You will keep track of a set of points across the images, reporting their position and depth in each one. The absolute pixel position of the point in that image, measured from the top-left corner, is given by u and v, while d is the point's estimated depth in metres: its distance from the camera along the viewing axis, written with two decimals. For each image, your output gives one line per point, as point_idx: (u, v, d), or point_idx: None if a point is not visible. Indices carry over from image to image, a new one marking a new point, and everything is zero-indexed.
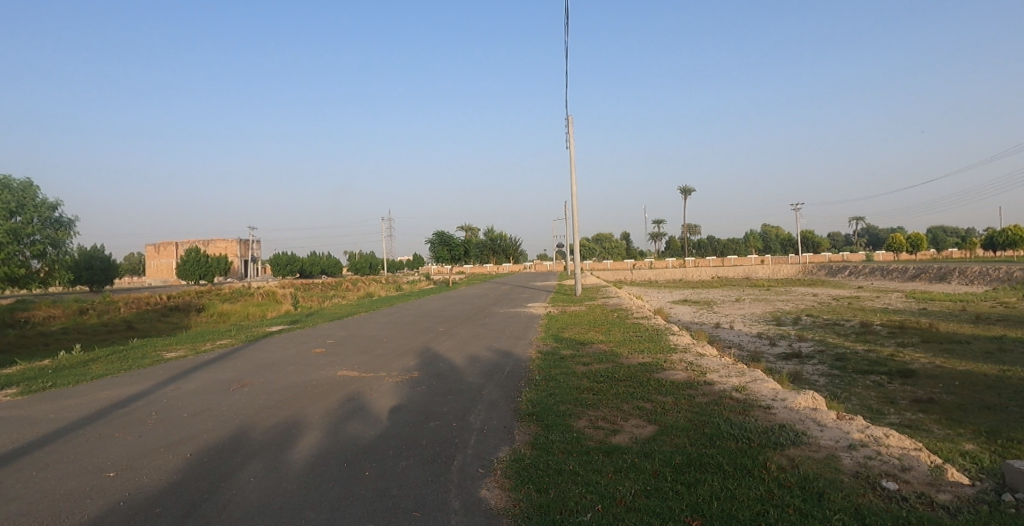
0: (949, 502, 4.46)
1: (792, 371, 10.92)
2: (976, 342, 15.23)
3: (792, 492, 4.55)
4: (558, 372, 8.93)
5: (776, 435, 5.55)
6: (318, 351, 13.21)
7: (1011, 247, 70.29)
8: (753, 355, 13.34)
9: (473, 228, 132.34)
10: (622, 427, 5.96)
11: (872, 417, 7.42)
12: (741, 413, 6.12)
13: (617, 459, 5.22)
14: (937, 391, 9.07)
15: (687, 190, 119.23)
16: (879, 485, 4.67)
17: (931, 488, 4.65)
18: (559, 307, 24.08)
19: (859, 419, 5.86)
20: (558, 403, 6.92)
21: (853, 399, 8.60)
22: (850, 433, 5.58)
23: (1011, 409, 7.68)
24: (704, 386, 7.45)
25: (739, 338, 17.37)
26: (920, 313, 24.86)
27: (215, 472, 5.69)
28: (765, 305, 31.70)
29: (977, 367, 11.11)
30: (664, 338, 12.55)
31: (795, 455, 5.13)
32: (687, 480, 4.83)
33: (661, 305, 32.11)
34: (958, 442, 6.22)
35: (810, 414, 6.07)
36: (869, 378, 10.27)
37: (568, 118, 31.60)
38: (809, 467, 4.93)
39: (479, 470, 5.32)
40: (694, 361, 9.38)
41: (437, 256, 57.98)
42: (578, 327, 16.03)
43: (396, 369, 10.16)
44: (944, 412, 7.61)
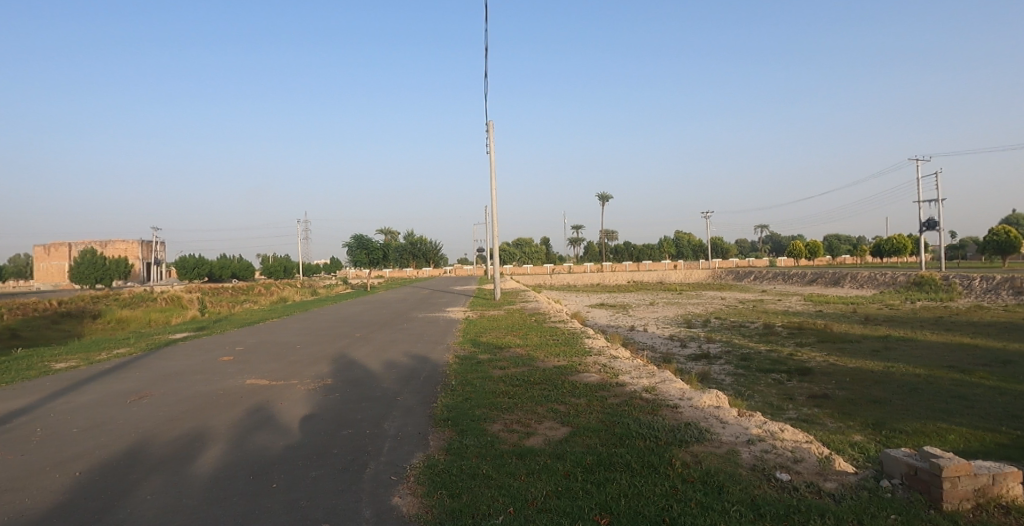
0: (833, 490, 4.93)
1: (701, 371, 11.38)
2: (865, 341, 16.53)
3: (694, 486, 4.87)
4: (475, 377, 8.82)
5: (681, 432, 5.67)
6: (226, 360, 12.42)
7: (895, 255, 76.72)
8: (664, 356, 13.83)
9: (393, 231, 131.16)
10: (535, 429, 5.85)
11: (773, 413, 7.77)
12: (651, 412, 6.20)
13: (530, 462, 5.23)
14: (830, 386, 9.70)
15: (605, 198, 122.75)
16: (773, 477, 5.05)
17: (819, 477, 5.05)
18: (479, 312, 23.98)
19: (759, 414, 6.02)
20: (473, 406, 6.75)
21: (756, 396, 9.00)
22: (750, 429, 5.75)
23: (895, 401, 8.29)
24: (616, 387, 7.53)
25: (653, 340, 18.12)
26: (815, 315, 26.80)
27: (108, 490, 5.27)
28: (677, 309, 33.13)
29: (865, 364, 12.02)
30: (580, 341, 12.76)
31: (698, 451, 5.32)
32: (596, 479, 4.97)
33: (578, 309, 33.02)
34: (848, 434, 6.50)
35: (714, 412, 6.22)
36: (771, 376, 10.88)
37: (490, 122, 31.14)
38: (711, 462, 5.17)
39: (392, 478, 5.18)
40: (608, 363, 9.56)
41: (355, 260, 56.50)
42: (497, 331, 16.05)
43: (308, 377, 9.74)
44: (834, 406, 8.09)
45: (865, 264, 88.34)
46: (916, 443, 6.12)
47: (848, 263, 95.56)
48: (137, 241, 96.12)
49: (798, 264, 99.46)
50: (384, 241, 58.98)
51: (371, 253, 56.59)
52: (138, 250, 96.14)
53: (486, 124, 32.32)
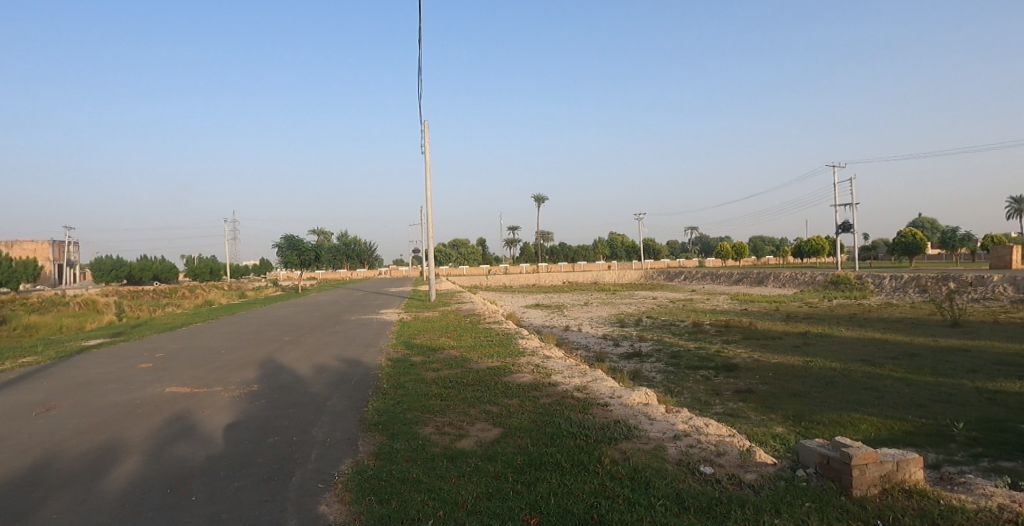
0: (753, 481, 5.14)
1: (633, 369, 11.64)
2: (786, 337, 17.43)
3: (622, 482, 4.96)
4: (408, 379, 8.67)
5: (611, 430, 5.78)
6: (145, 367, 11.72)
7: (813, 255, 81.07)
8: (598, 355, 14.07)
9: (325, 234, 128.23)
10: (467, 430, 5.83)
11: (701, 408, 8.00)
12: (582, 411, 6.26)
13: (461, 464, 5.20)
14: (754, 381, 10.13)
15: (539, 200, 123.09)
16: (697, 470, 5.21)
17: (740, 469, 5.24)
18: (414, 314, 23.69)
19: (685, 409, 6.20)
20: (405, 410, 6.65)
21: (685, 393, 9.27)
22: (677, 424, 5.91)
23: (813, 394, 8.73)
24: (549, 387, 7.59)
25: (587, 339, 18.43)
26: (742, 313, 28.08)
27: (7, 511, 4.88)
28: (611, 308, 34.01)
29: (786, 359, 12.66)
30: (514, 342, 12.77)
31: (627, 448, 5.44)
32: (527, 479, 4.99)
33: (511, 309, 33.06)
34: (770, 427, 6.78)
35: (642, 409, 6.35)
36: (699, 373, 11.27)
37: (422, 122, 29.84)
38: (638, 459, 5.29)
39: (319, 486, 5.02)
40: (541, 363, 9.62)
41: (285, 261, 54.71)
42: (431, 332, 15.89)
43: (233, 384, 9.34)
44: (757, 401, 8.44)
45: (791, 264, 93.34)
46: (831, 433, 6.46)
47: (776, 263, 100.73)
48: (47, 241, 89.95)
49: (729, 264, 103.99)
50: (316, 241, 57.39)
51: (302, 254, 55.00)
52: (49, 250, 89.93)
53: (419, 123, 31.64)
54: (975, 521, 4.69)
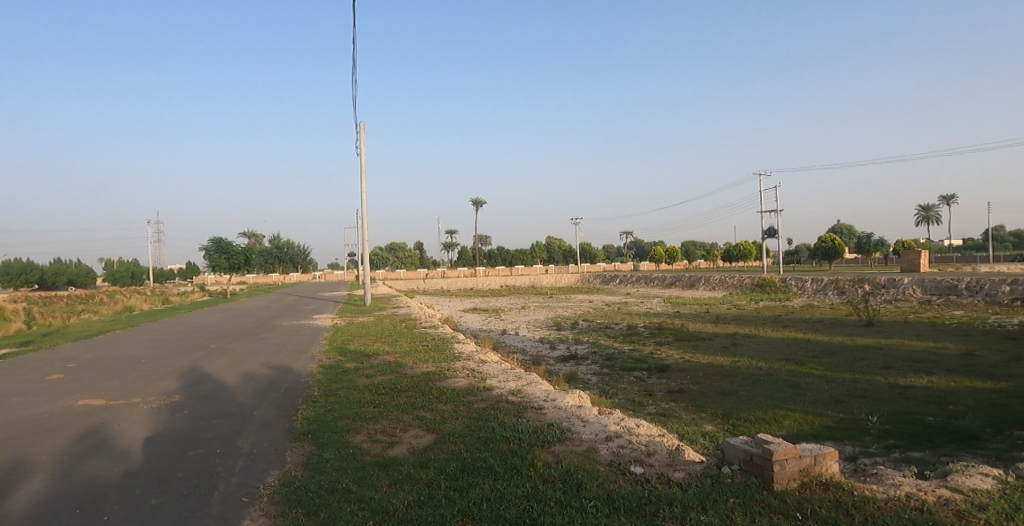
0: (681, 479, 5.27)
1: (569, 372, 11.74)
2: (715, 338, 18.10)
3: (554, 486, 4.99)
4: (340, 386, 8.45)
5: (544, 433, 5.83)
6: (53, 380, 10.90)
7: (741, 259, 85.25)
8: (535, 359, 14.12)
9: (256, 238, 123.82)
10: (400, 438, 5.76)
11: (635, 408, 8.13)
12: (516, 415, 6.27)
13: (392, 472, 5.12)
14: (685, 382, 10.42)
15: (476, 203, 121.65)
16: (628, 470, 5.31)
17: (669, 468, 5.37)
18: (347, 319, 23.18)
19: (617, 410, 6.31)
20: (336, 418, 6.50)
21: (620, 394, 9.42)
22: (609, 426, 6.00)
23: (741, 392, 9.05)
24: (484, 391, 7.55)
25: (524, 343, 18.50)
26: (675, 316, 29.04)
27: None
28: (549, 312, 34.51)
29: (715, 360, 13.12)
30: (450, 347, 12.60)
31: (559, 451, 5.50)
32: (459, 485, 4.96)
33: (449, 314, 32.78)
34: (700, 425, 6.96)
35: (575, 412, 6.43)
36: (633, 375, 11.48)
37: (357, 124, 28.58)
38: (570, 461, 5.36)
39: (242, 500, 4.77)
40: (477, 367, 9.55)
41: (213, 265, 51.68)
42: (365, 338, 15.55)
43: (151, 395, 8.85)
44: (688, 400, 8.67)
45: (724, 267, 97.28)
46: (756, 429, 6.72)
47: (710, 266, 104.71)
48: None
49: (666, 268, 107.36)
50: (246, 245, 54.82)
51: (231, 257, 51.90)
52: None
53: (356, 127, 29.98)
54: (884, 510, 4.95)
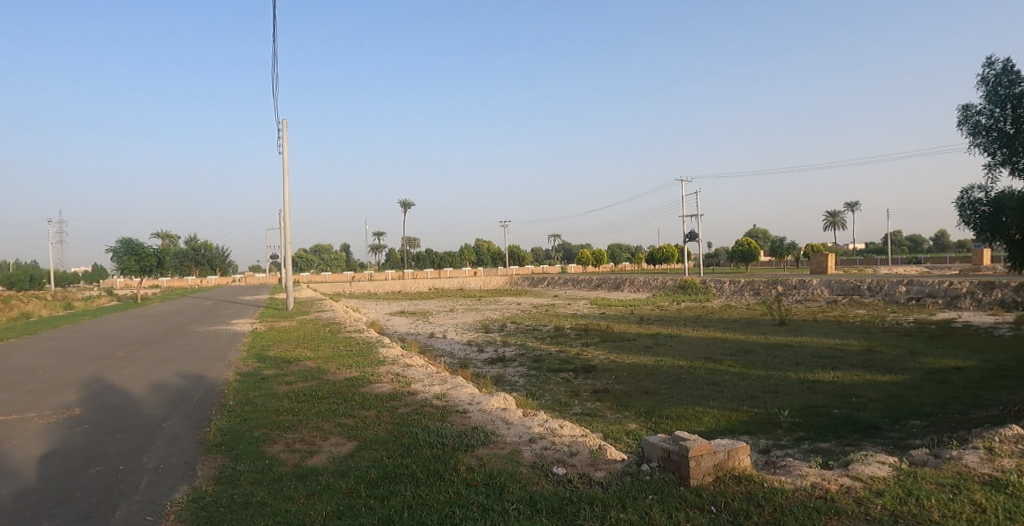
0: (602, 478, 5.40)
1: (496, 374, 11.77)
2: (639, 339, 18.71)
3: (477, 490, 5.01)
4: (257, 394, 8.16)
5: (468, 437, 5.89)
6: None
7: (663, 263, 88.81)
8: (462, 362, 14.04)
9: (169, 233, 117.40)
10: (320, 446, 5.67)
11: (562, 409, 8.26)
12: (440, 419, 6.32)
13: (311, 482, 5.01)
14: (610, 381, 10.67)
15: (406, 202, 115.72)
16: (550, 472, 5.40)
17: (591, 467, 5.50)
18: (267, 324, 22.30)
19: (540, 412, 6.42)
20: (252, 428, 6.31)
21: (546, 396, 9.50)
22: (533, 427, 6.08)
23: (663, 391, 9.36)
24: (408, 396, 7.52)
25: (452, 346, 18.44)
26: (600, 317, 29.90)
27: None
28: (476, 314, 34.65)
29: (638, 359, 13.53)
30: (375, 351, 12.34)
31: (483, 454, 5.57)
32: (380, 493, 4.89)
33: (376, 317, 32.10)
34: (625, 423, 7.16)
35: (500, 414, 6.54)
36: (560, 376, 11.65)
37: (282, 121, 27.29)
38: (493, 465, 5.42)
39: (147, 518, 4.49)
40: (401, 372, 9.43)
41: (121, 267, 48.17)
42: (286, 344, 15.01)
43: (45, 410, 8.23)
44: (613, 399, 8.88)
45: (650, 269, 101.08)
46: (677, 426, 6.97)
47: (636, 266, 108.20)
48: None
49: (596, 270, 110.17)
50: (159, 247, 51.67)
51: (142, 259, 48.48)
52: None
53: (279, 122, 27.44)
54: (791, 501, 5.21)
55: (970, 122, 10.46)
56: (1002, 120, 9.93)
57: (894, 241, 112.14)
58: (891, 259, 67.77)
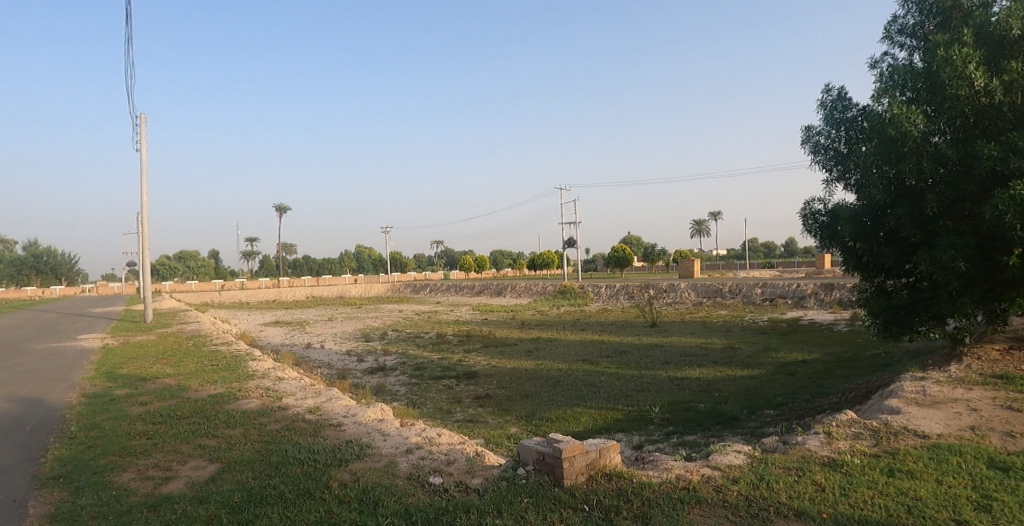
0: (478, 485, 5.52)
1: (376, 384, 11.58)
2: (519, 343, 19.21)
3: (349, 506, 4.91)
4: (106, 418, 7.50)
5: (341, 452, 5.98)
6: None
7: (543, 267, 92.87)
8: (339, 374, 13.64)
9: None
10: (177, 472, 5.53)
11: (444, 417, 8.34)
12: (312, 435, 6.36)
13: (165, 512, 4.70)
14: (492, 386, 10.87)
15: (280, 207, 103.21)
16: (427, 482, 5.47)
17: (467, 475, 5.65)
18: (119, 339, 20.18)
19: (418, 422, 6.64)
20: (97, 456, 5.93)
21: (428, 403, 9.50)
22: (409, 438, 6.32)
23: (542, 393, 9.71)
24: (278, 411, 7.34)
25: (330, 357, 17.84)
26: (482, 323, 30.18)
27: None
28: (356, 322, 33.58)
29: (519, 364, 13.89)
30: (244, 364, 11.66)
31: (357, 469, 5.62)
32: (244, 517, 4.65)
33: (247, 329, 29.82)
34: (505, 428, 7.39)
35: (376, 426, 6.65)
36: (441, 383, 11.68)
37: (142, 115, 24.55)
38: (368, 479, 5.44)
39: None
40: (272, 386, 9.05)
41: None
42: (142, 361, 13.72)
43: None
44: (494, 404, 9.06)
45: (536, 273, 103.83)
46: (555, 428, 7.24)
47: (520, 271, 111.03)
48: None
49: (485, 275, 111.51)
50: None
51: None
52: None
53: (138, 115, 24.54)
54: (658, 493, 5.49)
55: (811, 142, 11.19)
56: (838, 140, 10.73)
57: (754, 247, 122.53)
58: (749, 264, 74.71)
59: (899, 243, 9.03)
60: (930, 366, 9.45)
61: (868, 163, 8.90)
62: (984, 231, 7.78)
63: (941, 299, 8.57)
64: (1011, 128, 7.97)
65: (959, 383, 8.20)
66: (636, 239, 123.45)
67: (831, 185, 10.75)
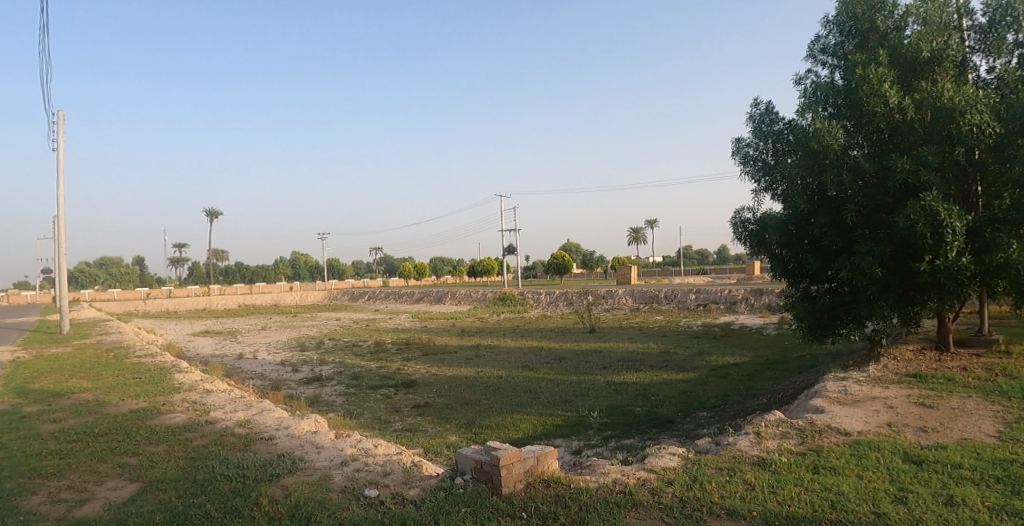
0: (415, 496, 5.43)
1: (312, 395, 11.29)
2: (459, 351, 19.16)
3: (279, 522, 4.71)
4: (12, 437, 6.96)
5: (273, 466, 5.77)
6: None
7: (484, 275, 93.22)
8: (273, 385, 13.20)
9: None
10: (93, 493, 5.20)
11: (382, 427, 8.24)
12: (241, 449, 6.14)
13: None
14: (431, 395, 10.81)
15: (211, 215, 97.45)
16: (362, 495, 5.33)
17: (404, 486, 5.55)
18: (27, 353, 18.71)
19: (354, 434, 6.54)
20: (1, 479, 5.49)
21: (365, 414, 9.34)
22: (344, 450, 6.20)
23: (481, 401, 9.73)
24: (205, 425, 7.05)
25: (264, 367, 17.23)
26: (422, 331, 29.84)
27: None
28: (291, 331, 32.49)
29: (459, 371, 13.86)
30: (170, 376, 11.12)
31: (289, 483, 5.43)
32: None
33: (174, 341, 28.31)
34: (445, 436, 7.36)
35: (310, 438, 6.50)
36: (380, 392, 11.51)
37: (58, 112, 23.01)
38: (300, 493, 5.25)
39: None
40: (200, 399, 8.67)
41: None
42: (54, 375, 12.80)
43: None
44: (434, 413, 9.02)
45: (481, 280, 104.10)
46: (495, 437, 7.25)
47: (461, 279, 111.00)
48: None
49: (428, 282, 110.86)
50: None
51: None
52: None
53: (54, 113, 23.06)
54: (595, 498, 5.54)
55: (740, 153, 11.64)
56: (765, 152, 11.21)
57: (689, 253, 126.79)
58: (682, 271, 77.71)
59: (821, 250, 9.55)
60: (852, 366, 10.01)
61: (792, 174, 9.33)
62: (898, 239, 8.37)
63: (859, 303, 9.15)
64: (920, 143, 8.71)
65: (877, 382, 8.73)
66: (574, 246, 125.04)
67: (759, 195, 11.22)
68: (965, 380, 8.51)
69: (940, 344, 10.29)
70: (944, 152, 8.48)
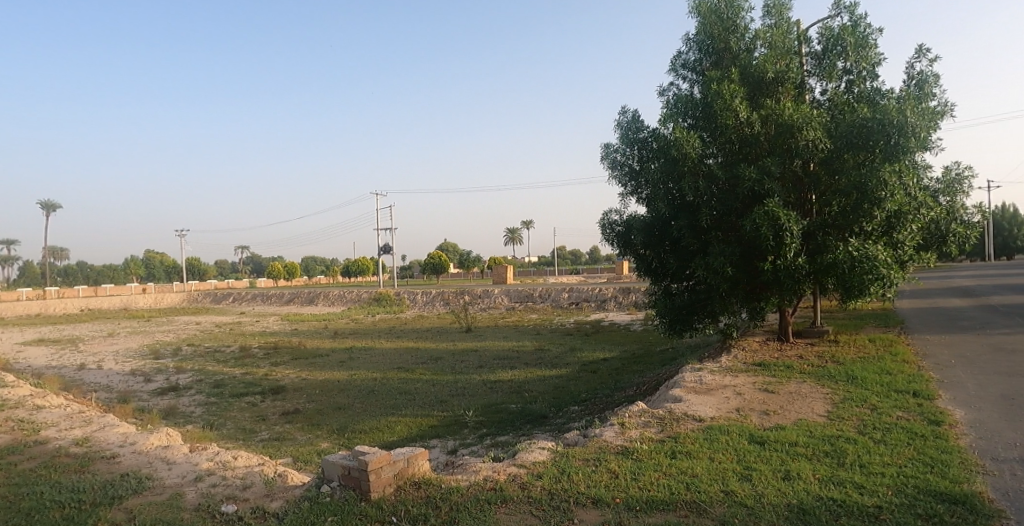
0: (277, 508, 5.20)
1: (166, 406, 10.50)
2: (331, 354, 18.61)
3: None
4: None
5: (115, 488, 5.29)
6: None
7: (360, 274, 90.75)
8: (118, 398, 12.02)
9: None
10: None
11: (245, 438, 7.90)
12: (77, 471, 5.60)
13: None
14: (300, 400, 10.48)
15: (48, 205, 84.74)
16: (217, 511, 5.01)
17: (266, 499, 5.30)
18: None
19: (210, 447, 6.22)
20: None
21: (228, 424, 8.88)
22: (199, 464, 5.86)
23: (353, 404, 9.62)
24: (34, 446, 6.34)
25: (108, 379, 15.61)
26: (292, 334, 28.37)
27: None
28: (143, 338, 29.44)
29: (330, 375, 13.50)
30: None
31: (134, 505, 5.00)
32: None
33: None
34: (313, 444, 7.22)
35: (159, 454, 6.08)
36: (244, 400, 10.94)
37: None
38: (146, 515, 4.84)
39: None
40: (26, 417, 7.74)
41: None
42: None
43: None
44: (304, 419, 8.78)
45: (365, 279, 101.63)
46: (366, 442, 7.20)
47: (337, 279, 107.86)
48: None
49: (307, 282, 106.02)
50: None
51: None
52: None
53: None
54: (466, 496, 5.61)
55: (609, 158, 12.23)
56: (631, 157, 11.85)
57: (559, 255, 131.79)
58: (556, 269, 81.48)
59: (680, 251, 10.33)
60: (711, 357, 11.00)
61: (655, 180, 9.92)
62: (745, 241, 9.28)
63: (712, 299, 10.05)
64: (765, 155, 9.67)
65: (730, 371, 9.68)
66: (452, 247, 125.82)
67: (626, 199, 11.88)
68: (800, 366, 9.66)
69: (783, 334, 11.57)
70: (786, 163, 9.46)
